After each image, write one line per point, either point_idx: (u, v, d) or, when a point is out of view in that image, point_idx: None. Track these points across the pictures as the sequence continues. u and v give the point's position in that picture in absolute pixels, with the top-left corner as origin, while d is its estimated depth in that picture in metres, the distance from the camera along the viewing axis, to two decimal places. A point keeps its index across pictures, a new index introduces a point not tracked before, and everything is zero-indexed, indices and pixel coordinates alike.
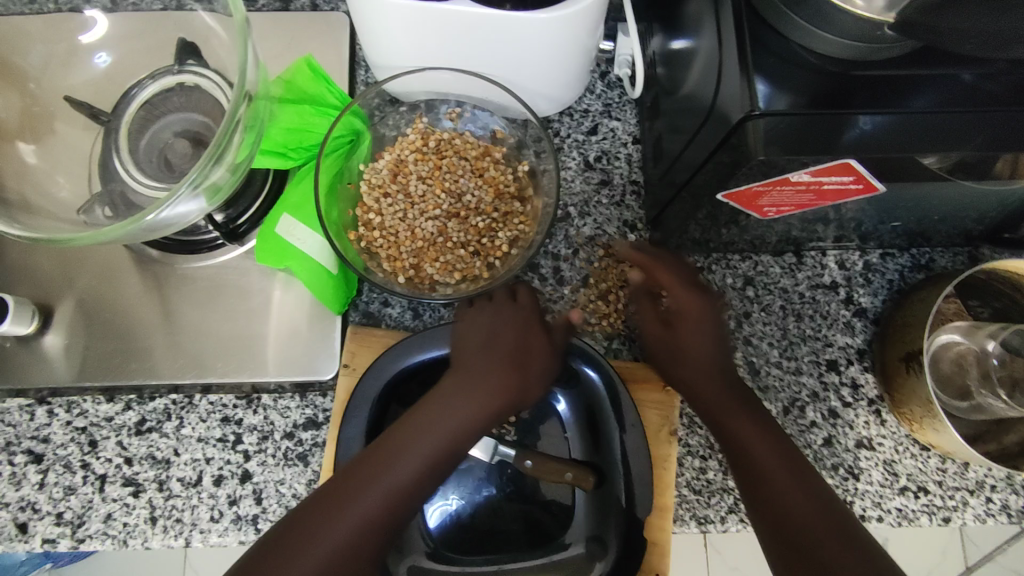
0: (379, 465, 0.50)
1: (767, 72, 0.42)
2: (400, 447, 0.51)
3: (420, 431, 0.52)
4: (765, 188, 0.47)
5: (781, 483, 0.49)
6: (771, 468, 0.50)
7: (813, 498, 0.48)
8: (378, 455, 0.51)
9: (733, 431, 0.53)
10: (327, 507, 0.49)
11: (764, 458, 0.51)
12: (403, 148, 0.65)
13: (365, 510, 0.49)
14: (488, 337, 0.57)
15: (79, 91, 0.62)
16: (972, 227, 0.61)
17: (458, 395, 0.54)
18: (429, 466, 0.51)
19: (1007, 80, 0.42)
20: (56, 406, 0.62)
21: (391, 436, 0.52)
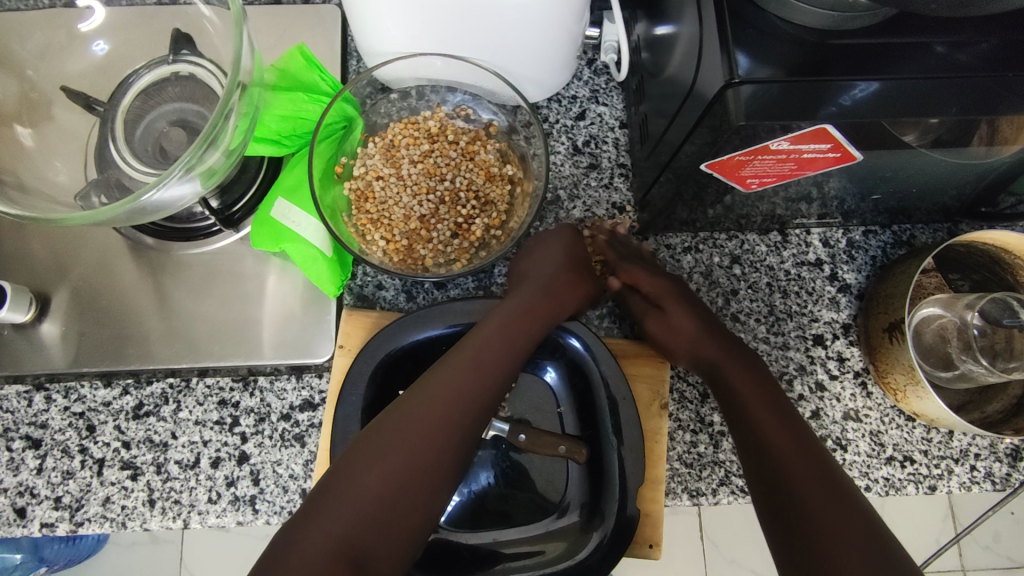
0: (432, 402, 0.52)
1: (745, 44, 0.43)
2: (445, 382, 0.53)
3: (468, 367, 0.54)
4: (747, 157, 0.49)
5: (793, 470, 0.51)
6: (800, 491, 0.49)
7: (827, 494, 0.49)
8: (423, 392, 0.53)
9: (761, 433, 0.54)
10: (382, 440, 0.50)
11: (789, 460, 0.51)
12: (396, 133, 0.66)
13: (420, 441, 0.50)
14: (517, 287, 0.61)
15: (74, 81, 0.63)
16: (949, 203, 0.63)
17: (500, 333, 0.57)
18: (471, 399, 0.53)
19: (974, 50, 0.44)
20: (54, 391, 0.63)
21: (436, 374, 0.54)
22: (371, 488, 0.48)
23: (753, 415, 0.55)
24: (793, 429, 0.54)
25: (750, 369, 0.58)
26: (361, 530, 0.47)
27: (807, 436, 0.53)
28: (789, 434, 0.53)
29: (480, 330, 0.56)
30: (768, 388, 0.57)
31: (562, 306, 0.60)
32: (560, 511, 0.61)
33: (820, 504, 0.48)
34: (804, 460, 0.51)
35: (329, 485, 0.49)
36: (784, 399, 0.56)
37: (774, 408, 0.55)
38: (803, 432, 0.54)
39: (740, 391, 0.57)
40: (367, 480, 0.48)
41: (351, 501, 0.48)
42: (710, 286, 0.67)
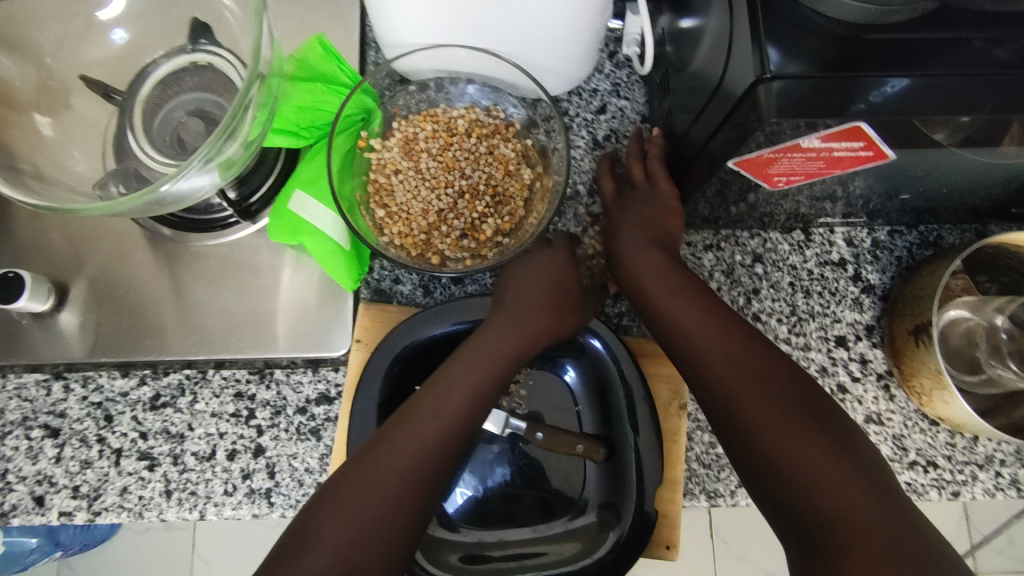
0: (394, 448, 0.50)
1: (777, 38, 0.42)
2: (406, 430, 0.51)
3: (433, 408, 0.52)
4: (775, 155, 0.48)
5: (740, 389, 0.46)
6: (744, 410, 0.46)
7: (774, 407, 0.45)
8: (383, 438, 0.51)
9: (705, 362, 0.49)
10: (343, 490, 0.48)
11: (729, 382, 0.47)
12: (415, 125, 0.66)
13: (379, 492, 0.48)
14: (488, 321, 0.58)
15: (93, 70, 0.62)
16: (979, 203, 0.61)
17: (466, 373, 0.54)
18: (433, 443, 0.51)
19: (1015, 47, 0.42)
20: (72, 381, 0.63)
21: (400, 421, 0.52)
22: (332, 538, 0.46)
23: (702, 357, 0.49)
24: (751, 366, 0.47)
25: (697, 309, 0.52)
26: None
27: (769, 372, 0.47)
28: (747, 377, 0.47)
29: (446, 374, 0.55)
30: (718, 324, 0.51)
31: (535, 342, 0.58)
32: (576, 511, 0.60)
33: (770, 420, 0.45)
34: (766, 402, 0.45)
35: (297, 533, 0.47)
36: (735, 330, 0.50)
37: (728, 339, 0.49)
38: (751, 348, 0.48)
39: (681, 327, 0.52)
40: (329, 530, 0.46)
41: (315, 552, 0.46)
42: (731, 284, 0.66)
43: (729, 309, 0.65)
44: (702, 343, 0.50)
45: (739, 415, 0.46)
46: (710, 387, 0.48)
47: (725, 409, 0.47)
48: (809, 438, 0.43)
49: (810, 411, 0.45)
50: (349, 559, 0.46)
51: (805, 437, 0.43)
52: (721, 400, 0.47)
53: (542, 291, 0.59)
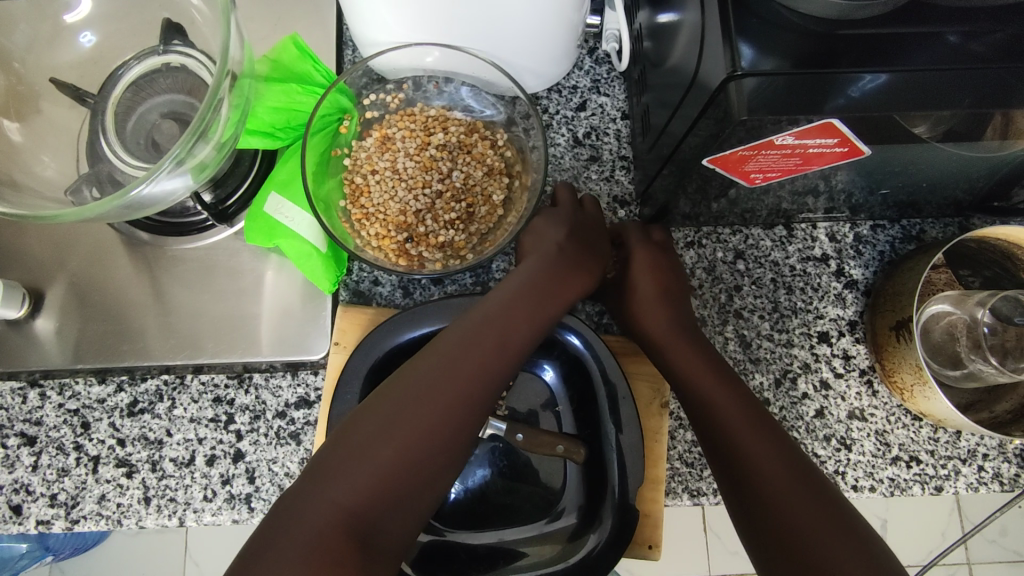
0: (369, 431, 0.47)
1: (749, 34, 0.42)
2: (465, 353, 0.51)
3: (413, 389, 0.49)
4: (750, 152, 0.47)
5: (766, 471, 0.49)
6: (774, 495, 0.48)
7: (797, 493, 0.48)
8: (438, 357, 0.51)
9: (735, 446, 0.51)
10: (392, 408, 0.48)
11: (755, 462, 0.50)
12: (392, 125, 0.65)
13: (435, 415, 0.48)
14: (499, 294, 0.56)
15: (63, 72, 0.61)
16: (962, 196, 0.61)
17: (452, 355, 0.51)
18: (490, 369, 0.51)
19: (990, 40, 0.42)
20: (48, 388, 0.62)
21: (377, 405, 0.48)
22: (384, 458, 0.46)
23: (716, 399, 0.54)
24: (759, 416, 0.53)
25: (720, 376, 0.56)
26: (372, 503, 0.45)
27: (769, 422, 0.53)
28: (766, 441, 0.51)
29: (427, 356, 0.51)
30: (737, 389, 0.55)
31: (530, 320, 0.55)
32: (556, 513, 0.60)
33: (796, 508, 0.47)
34: (783, 467, 0.49)
35: (337, 453, 0.46)
36: (740, 382, 0.55)
37: (726, 382, 0.55)
38: (779, 441, 0.51)
39: (698, 377, 0.56)
40: (381, 448, 0.46)
41: (359, 469, 0.45)
42: (712, 281, 0.66)
43: (711, 306, 0.65)
44: (750, 432, 0.52)
45: (744, 458, 0.50)
46: (725, 430, 0.52)
47: (733, 453, 0.51)
48: (828, 532, 0.45)
49: (814, 478, 0.49)
50: (319, 553, 0.41)
51: (808, 489, 0.48)
52: (728, 440, 0.52)
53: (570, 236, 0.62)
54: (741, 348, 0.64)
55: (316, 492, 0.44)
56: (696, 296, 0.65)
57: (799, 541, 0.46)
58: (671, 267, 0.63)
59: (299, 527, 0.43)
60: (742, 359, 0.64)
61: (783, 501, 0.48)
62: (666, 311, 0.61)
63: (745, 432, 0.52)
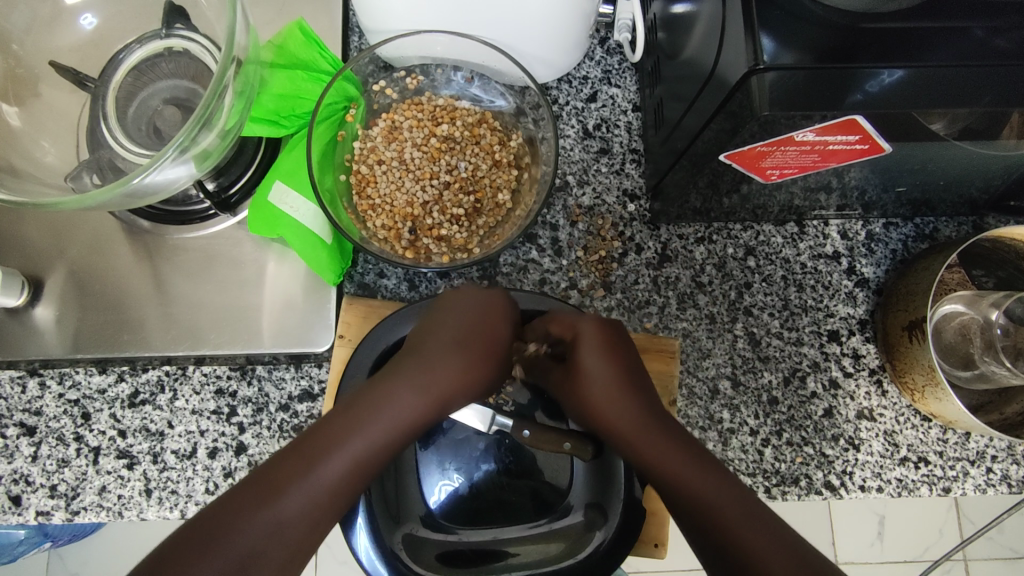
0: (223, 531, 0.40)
1: (772, 26, 0.40)
2: (340, 445, 0.45)
3: (282, 484, 0.42)
4: (768, 148, 0.46)
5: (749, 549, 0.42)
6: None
7: (785, 569, 0.41)
8: (395, 378, 0.49)
9: (707, 519, 0.45)
10: (341, 427, 0.46)
11: (737, 542, 0.43)
12: (399, 114, 0.64)
13: (383, 438, 0.47)
14: (389, 374, 0.50)
15: (64, 55, 0.60)
16: (977, 195, 0.60)
17: (332, 442, 0.45)
18: (449, 393, 0.50)
19: (1017, 36, 0.41)
20: (48, 377, 0.61)
21: (236, 499, 0.42)
22: (326, 480, 0.44)
23: (693, 488, 0.46)
24: (747, 507, 0.44)
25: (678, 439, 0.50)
26: (303, 532, 0.42)
27: (727, 477, 0.46)
28: (740, 512, 0.44)
29: (305, 443, 0.45)
30: (698, 456, 0.48)
31: (428, 401, 0.49)
32: (563, 510, 0.59)
33: None
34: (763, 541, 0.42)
35: (276, 472, 0.43)
36: (723, 469, 0.47)
37: (676, 440, 0.49)
38: (751, 510, 0.44)
39: (671, 471, 0.48)
40: (325, 470, 0.44)
41: (297, 493, 0.43)
42: (723, 278, 0.65)
43: (721, 303, 0.64)
44: (718, 502, 0.45)
45: (741, 553, 0.42)
46: (708, 518, 0.45)
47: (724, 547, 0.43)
48: None
49: (796, 547, 0.42)
50: None
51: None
52: (719, 533, 0.44)
53: (503, 301, 0.55)
54: (751, 345, 0.64)
55: (236, 525, 0.40)
56: (706, 293, 0.64)
57: None
58: (618, 339, 0.55)
59: (214, 555, 0.39)
60: (751, 357, 0.63)
61: None
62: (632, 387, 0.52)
63: (715, 500, 0.45)
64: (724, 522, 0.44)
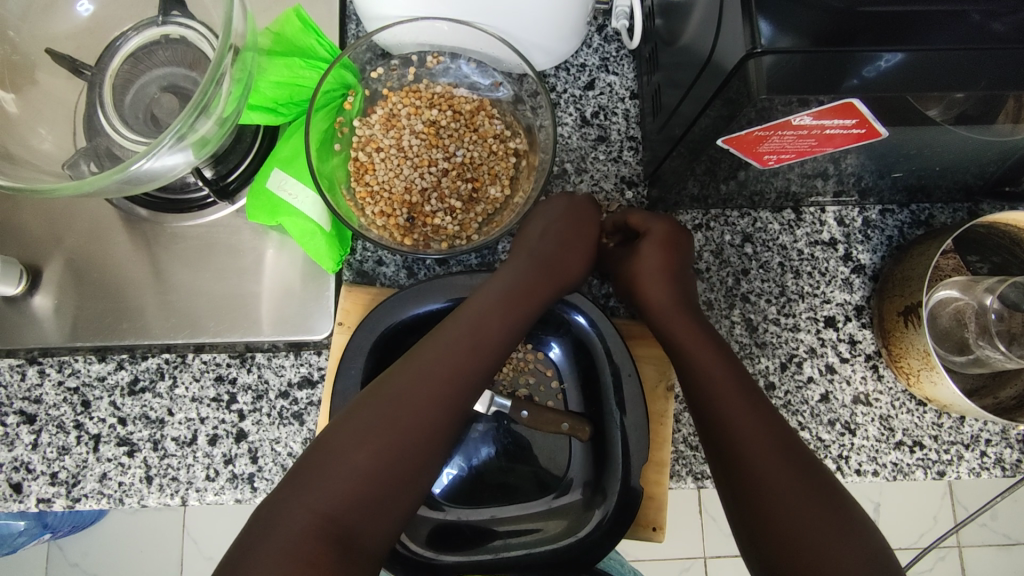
0: (324, 468, 0.45)
1: (770, 10, 0.40)
2: (409, 389, 0.48)
3: (361, 431, 0.46)
4: (766, 133, 0.47)
5: (740, 422, 0.51)
6: (744, 447, 0.49)
7: (771, 443, 0.49)
8: (413, 365, 0.49)
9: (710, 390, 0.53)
10: (369, 414, 0.47)
11: (734, 420, 0.51)
12: (397, 102, 0.63)
13: (409, 420, 0.47)
14: (449, 326, 0.52)
15: (59, 42, 0.59)
16: (973, 182, 0.60)
17: (399, 390, 0.48)
18: (466, 371, 0.50)
19: (1012, 19, 0.41)
20: (47, 365, 0.61)
21: (320, 451, 0.46)
22: (374, 446, 0.45)
23: (709, 376, 0.54)
24: (752, 398, 0.52)
25: (697, 319, 0.58)
26: (349, 511, 0.43)
27: (732, 359, 0.55)
28: (739, 395, 0.52)
29: (380, 388, 0.48)
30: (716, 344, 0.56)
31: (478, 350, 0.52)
32: (562, 489, 0.60)
33: (761, 455, 0.49)
34: (753, 420, 0.51)
35: (311, 462, 0.45)
36: (731, 353, 0.56)
37: (700, 327, 0.57)
38: (752, 395, 0.52)
39: (692, 351, 0.55)
40: (382, 427, 0.46)
41: (331, 480, 0.44)
42: (719, 265, 0.65)
43: (718, 289, 0.65)
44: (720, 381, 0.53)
45: (732, 430, 0.50)
46: (709, 390, 0.53)
47: (717, 430, 0.51)
48: (792, 476, 0.48)
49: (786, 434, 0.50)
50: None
51: (792, 463, 0.48)
52: (710, 407, 0.52)
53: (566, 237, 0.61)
54: (748, 331, 0.64)
55: (327, 467, 0.44)
56: (703, 279, 0.65)
57: (760, 482, 0.48)
58: (682, 242, 0.61)
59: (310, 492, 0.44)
60: (748, 343, 0.64)
61: (755, 451, 0.49)
62: (668, 282, 0.60)
63: (714, 376, 0.54)
64: (721, 394, 0.52)
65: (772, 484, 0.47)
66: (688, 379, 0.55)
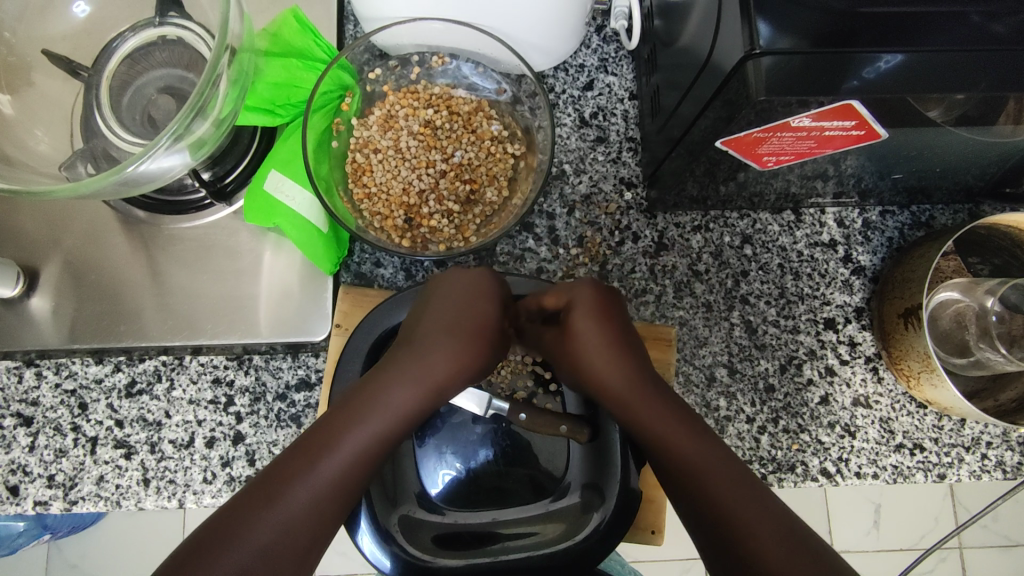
0: (257, 509, 0.44)
1: (768, 11, 0.40)
2: (346, 439, 0.49)
3: (298, 476, 0.46)
4: (764, 134, 0.46)
5: (725, 497, 0.46)
6: (740, 526, 0.44)
7: (764, 518, 0.44)
8: (352, 412, 0.50)
9: (682, 465, 0.49)
10: (305, 459, 0.47)
11: (716, 494, 0.46)
12: (394, 103, 0.63)
13: (343, 468, 0.48)
14: (390, 371, 0.52)
15: (56, 43, 0.59)
16: (973, 183, 0.60)
17: (335, 438, 0.48)
18: (403, 421, 0.51)
19: (1013, 20, 0.41)
20: (44, 367, 0.61)
21: (255, 494, 0.45)
22: (311, 490, 0.46)
23: (681, 450, 0.49)
24: (733, 469, 0.48)
25: (658, 390, 0.53)
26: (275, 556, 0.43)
27: (696, 423, 0.51)
28: (720, 468, 0.48)
29: (316, 434, 0.48)
30: (682, 415, 0.52)
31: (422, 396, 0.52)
32: (560, 492, 0.59)
33: (758, 534, 0.44)
34: (737, 494, 0.46)
35: (240, 506, 0.44)
36: (698, 422, 0.51)
37: (662, 398, 0.52)
38: (726, 462, 0.48)
39: (653, 423, 0.51)
40: (321, 472, 0.47)
41: (276, 510, 0.44)
42: (718, 266, 0.65)
43: (717, 292, 0.64)
44: (689, 452, 0.49)
45: (720, 509, 0.46)
46: (683, 468, 0.48)
47: (676, 470, 0.49)
48: (790, 554, 0.42)
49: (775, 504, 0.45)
50: None
51: (787, 537, 0.43)
52: (691, 486, 0.48)
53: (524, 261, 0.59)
54: (747, 333, 0.64)
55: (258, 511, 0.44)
56: (702, 282, 0.64)
57: (759, 562, 0.42)
58: (613, 304, 0.56)
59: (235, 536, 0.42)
60: (747, 345, 0.64)
61: (751, 531, 0.44)
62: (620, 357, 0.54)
63: (681, 447, 0.49)
64: (696, 469, 0.48)
65: (777, 568, 0.42)
66: (658, 454, 0.50)
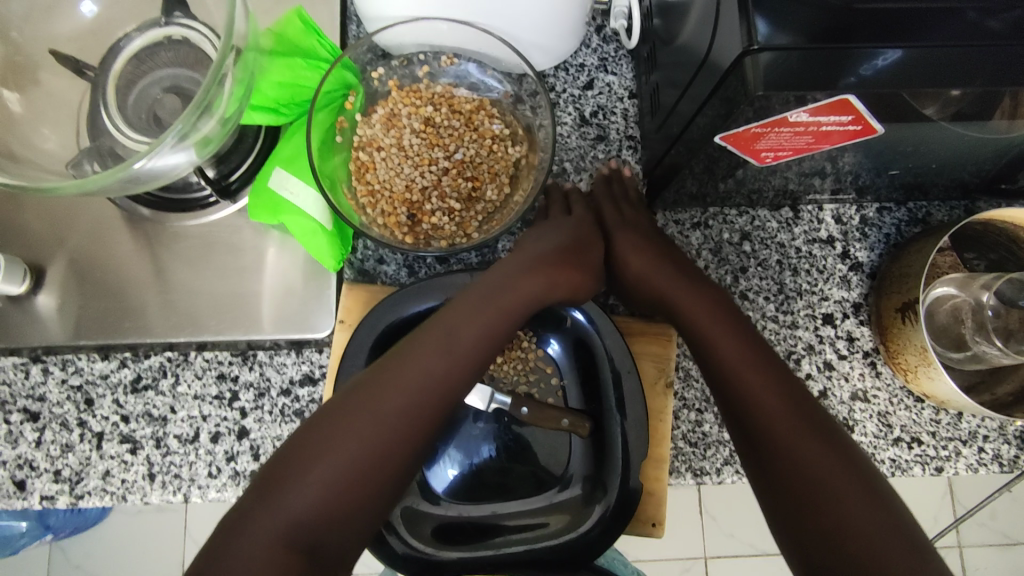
0: (315, 460, 0.47)
1: (765, 9, 0.41)
2: (389, 399, 0.49)
3: (349, 435, 0.48)
4: (763, 130, 0.47)
5: (784, 427, 0.50)
6: (801, 456, 0.49)
7: (820, 447, 0.49)
8: (390, 375, 0.50)
9: (750, 399, 0.52)
10: (352, 418, 0.49)
11: (779, 426, 0.50)
12: (397, 102, 0.64)
13: (387, 429, 0.49)
14: (424, 337, 0.53)
15: (62, 43, 0.60)
16: (969, 180, 0.60)
17: (384, 393, 0.50)
18: (435, 389, 0.51)
19: (1006, 17, 0.41)
20: (50, 364, 0.62)
21: (314, 451, 0.47)
22: (357, 452, 0.47)
23: (752, 385, 0.53)
24: (797, 407, 0.51)
25: (732, 324, 0.57)
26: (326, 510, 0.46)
27: (772, 359, 0.55)
28: (783, 400, 0.52)
29: (367, 388, 0.50)
30: (755, 344, 0.56)
31: (449, 370, 0.52)
32: (562, 484, 0.60)
33: (816, 461, 0.48)
34: (800, 425, 0.50)
35: (299, 458, 0.47)
36: (769, 352, 0.55)
37: (737, 333, 0.56)
38: (795, 397, 0.52)
39: (726, 355, 0.55)
40: (359, 436, 0.48)
41: (329, 464, 0.47)
42: (718, 262, 0.66)
43: None
44: (765, 392, 0.52)
45: (780, 438, 0.50)
46: (749, 398, 0.52)
47: (745, 406, 0.53)
48: (842, 479, 0.47)
49: (833, 435, 0.50)
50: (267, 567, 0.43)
51: (841, 466, 0.48)
52: (756, 416, 0.52)
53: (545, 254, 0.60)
54: None
55: (311, 465, 0.47)
56: None
57: (814, 488, 0.47)
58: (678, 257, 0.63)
59: (297, 487, 0.46)
60: None
61: (806, 456, 0.49)
62: (686, 289, 0.60)
63: (754, 382, 0.53)
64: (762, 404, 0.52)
65: (832, 490, 0.47)
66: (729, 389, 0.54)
